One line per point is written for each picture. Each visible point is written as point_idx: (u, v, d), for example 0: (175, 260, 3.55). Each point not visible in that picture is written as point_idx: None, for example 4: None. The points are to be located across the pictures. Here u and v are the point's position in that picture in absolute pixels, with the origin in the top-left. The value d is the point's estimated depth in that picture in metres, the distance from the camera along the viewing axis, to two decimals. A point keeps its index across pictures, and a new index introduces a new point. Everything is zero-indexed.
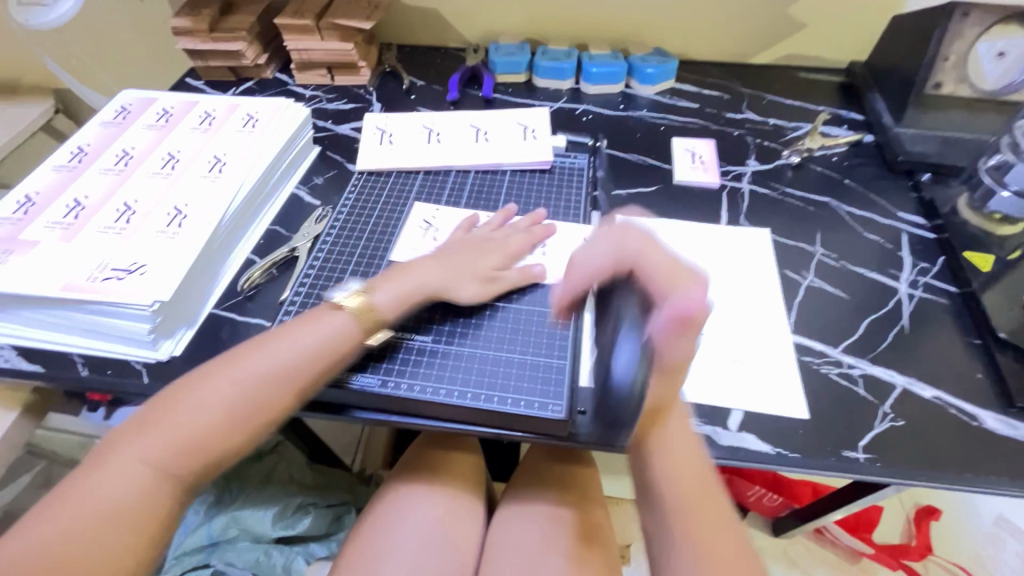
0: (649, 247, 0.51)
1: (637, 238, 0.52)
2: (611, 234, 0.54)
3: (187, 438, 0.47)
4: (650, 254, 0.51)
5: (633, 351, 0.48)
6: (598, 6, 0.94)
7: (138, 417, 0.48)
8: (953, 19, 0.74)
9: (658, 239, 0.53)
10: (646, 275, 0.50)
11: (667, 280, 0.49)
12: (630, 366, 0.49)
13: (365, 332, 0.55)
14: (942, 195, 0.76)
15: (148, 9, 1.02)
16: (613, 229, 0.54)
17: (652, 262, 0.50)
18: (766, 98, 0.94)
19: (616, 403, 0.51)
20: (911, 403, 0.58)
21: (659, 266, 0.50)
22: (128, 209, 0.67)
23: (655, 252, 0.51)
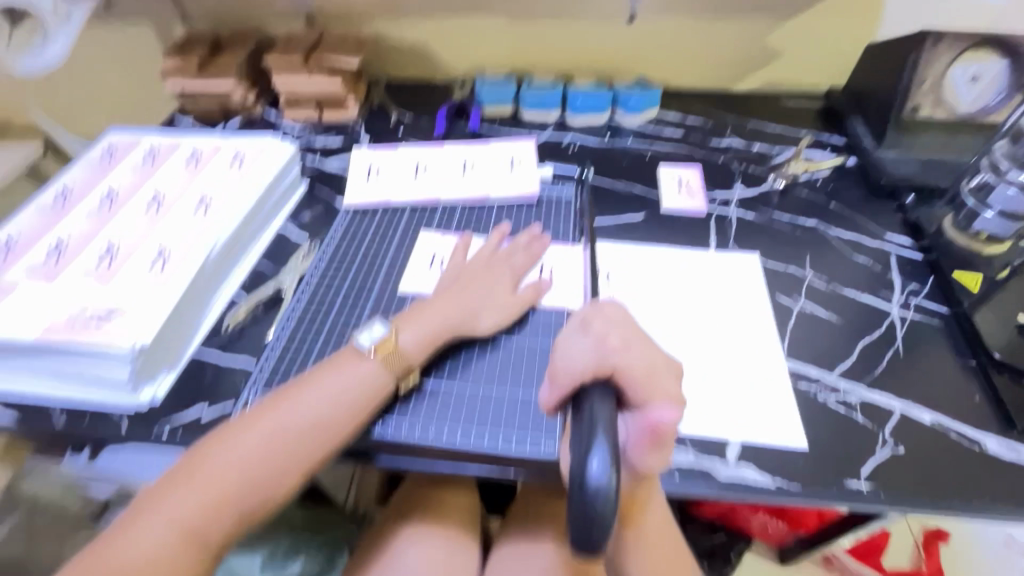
0: (633, 342, 0.41)
1: (621, 331, 0.42)
2: (591, 316, 0.44)
3: (219, 497, 0.45)
4: (632, 351, 0.41)
5: (605, 453, 0.32)
6: (581, 39, 0.97)
7: (170, 472, 0.47)
8: (926, 46, 0.76)
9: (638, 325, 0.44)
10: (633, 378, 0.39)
11: (646, 375, 0.39)
12: (599, 467, 0.32)
13: (395, 376, 0.54)
14: (927, 216, 0.77)
15: (137, 51, 1.05)
16: (592, 311, 0.45)
17: (638, 361, 0.40)
18: (750, 125, 0.95)
19: (583, 514, 0.32)
20: (910, 429, 0.56)
21: (642, 365, 0.40)
22: (111, 251, 0.66)
23: (639, 349, 0.41)
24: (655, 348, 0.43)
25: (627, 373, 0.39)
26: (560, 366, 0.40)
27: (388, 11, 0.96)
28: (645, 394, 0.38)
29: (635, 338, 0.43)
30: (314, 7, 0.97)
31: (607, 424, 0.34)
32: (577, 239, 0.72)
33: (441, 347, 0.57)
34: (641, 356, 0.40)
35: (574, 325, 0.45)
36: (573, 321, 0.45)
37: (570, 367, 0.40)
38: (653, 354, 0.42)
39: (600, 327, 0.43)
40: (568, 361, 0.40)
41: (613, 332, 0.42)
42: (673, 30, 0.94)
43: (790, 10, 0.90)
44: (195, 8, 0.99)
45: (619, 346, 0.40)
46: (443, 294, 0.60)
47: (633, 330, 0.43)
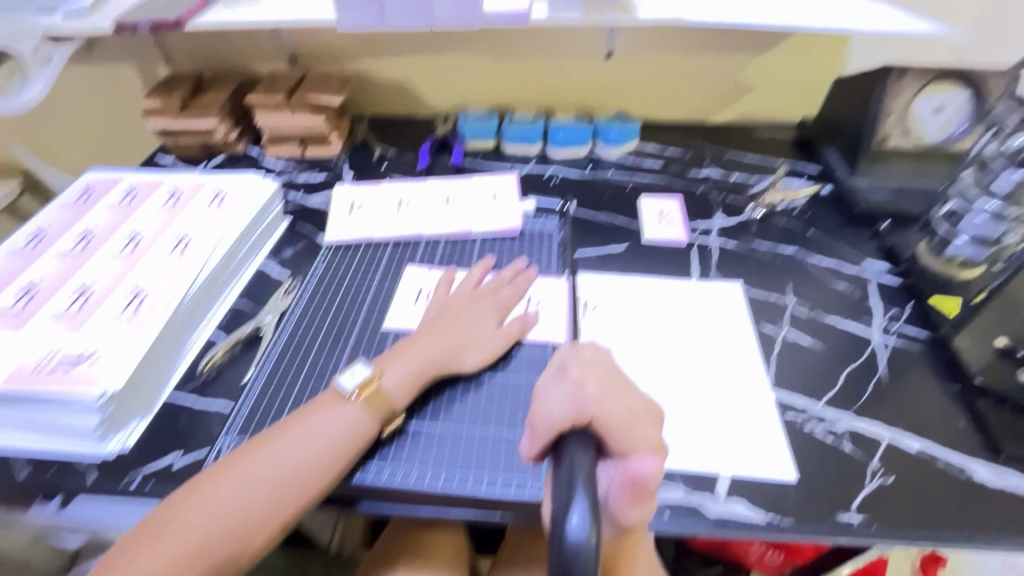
0: (613, 388, 0.40)
1: (599, 377, 0.41)
2: (569, 363, 0.43)
3: (191, 555, 0.42)
4: (612, 398, 0.39)
5: (584, 507, 0.30)
6: (560, 76, 0.99)
7: (140, 528, 0.44)
8: (891, 79, 0.79)
9: (619, 369, 0.43)
10: (613, 427, 0.37)
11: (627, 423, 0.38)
12: (576, 521, 0.30)
13: (379, 421, 0.52)
14: (902, 242, 0.78)
15: (119, 90, 1.05)
16: (571, 358, 0.44)
17: (617, 407, 0.38)
18: (727, 155, 0.98)
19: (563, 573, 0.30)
20: (898, 458, 0.56)
21: (621, 412, 0.38)
22: (84, 293, 0.65)
23: (618, 396, 0.39)
24: (635, 393, 0.41)
25: (607, 421, 0.37)
26: (538, 416, 0.39)
27: (371, 50, 0.98)
28: (625, 442, 0.37)
29: (615, 383, 0.41)
30: (298, 47, 0.98)
31: (586, 475, 0.32)
32: (560, 271, 0.72)
33: (425, 387, 0.56)
34: (620, 403, 0.39)
35: (552, 371, 0.44)
36: (551, 367, 0.44)
37: (548, 415, 0.38)
38: (633, 400, 0.41)
39: (578, 373, 0.41)
40: (546, 410, 0.38)
41: (591, 379, 0.40)
42: (649, 66, 0.97)
43: (760, 46, 0.94)
44: (178, 49, 1.00)
45: (597, 394, 0.38)
46: (427, 332, 0.59)
47: (612, 375, 0.42)
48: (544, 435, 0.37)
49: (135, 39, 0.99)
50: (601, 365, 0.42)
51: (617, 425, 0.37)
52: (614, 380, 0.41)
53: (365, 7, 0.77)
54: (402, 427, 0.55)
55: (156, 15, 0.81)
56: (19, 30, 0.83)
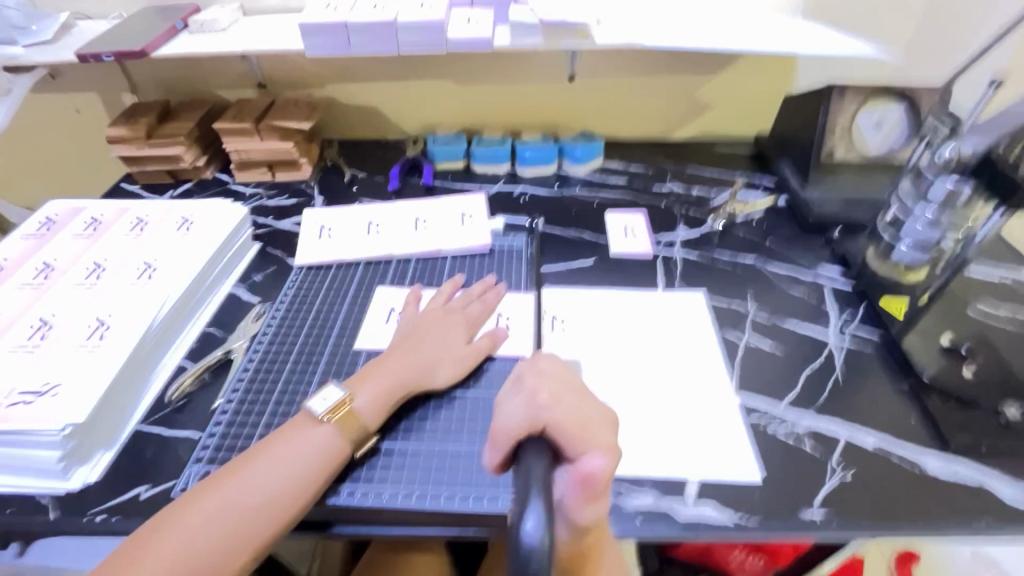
0: (565, 395, 0.41)
1: (554, 387, 0.42)
2: (524, 375, 0.44)
3: None
4: (565, 405, 0.40)
5: (539, 510, 0.30)
6: (526, 98, 1.02)
7: (107, 562, 0.43)
8: (834, 96, 0.84)
9: (573, 380, 0.44)
10: (567, 431, 0.38)
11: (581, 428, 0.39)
12: (532, 524, 0.30)
13: (353, 442, 0.52)
14: (853, 249, 0.82)
15: (82, 119, 1.04)
16: (526, 370, 0.45)
17: (570, 413, 0.39)
18: (688, 171, 1.02)
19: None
20: (856, 454, 0.59)
21: (573, 417, 0.39)
22: (45, 324, 0.63)
23: (571, 402, 0.41)
24: (590, 401, 0.42)
25: (561, 426, 0.38)
26: (496, 425, 0.39)
27: (339, 76, 0.99)
28: (579, 446, 0.37)
29: (569, 392, 0.42)
30: (266, 73, 0.99)
31: (541, 479, 0.33)
32: (529, 287, 0.74)
33: (397, 406, 0.57)
34: (572, 408, 0.40)
35: (509, 384, 0.44)
36: (508, 380, 0.45)
37: (506, 424, 0.39)
38: (587, 407, 0.42)
39: (533, 383, 0.42)
40: (503, 420, 0.39)
41: (545, 387, 0.41)
42: (610, 87, 1.01)
43: (714, 68, 0.99)
44: (144, 78, 1.00)
45: (550, 401, 0.39)
46: (398, 351, 0.59)
47: (567, 384, 0.43)
48: (503, 443, 0.38)
49: (99, 69, 0.98)
50: (555, 375, 0.44)
51: (570, 429, 0.38)
52: (569, 389, 0.43)
53: (332, 36, 0.79)
54: (376, 446, 0.55)
55: (121, 45, 0.81)
56: None
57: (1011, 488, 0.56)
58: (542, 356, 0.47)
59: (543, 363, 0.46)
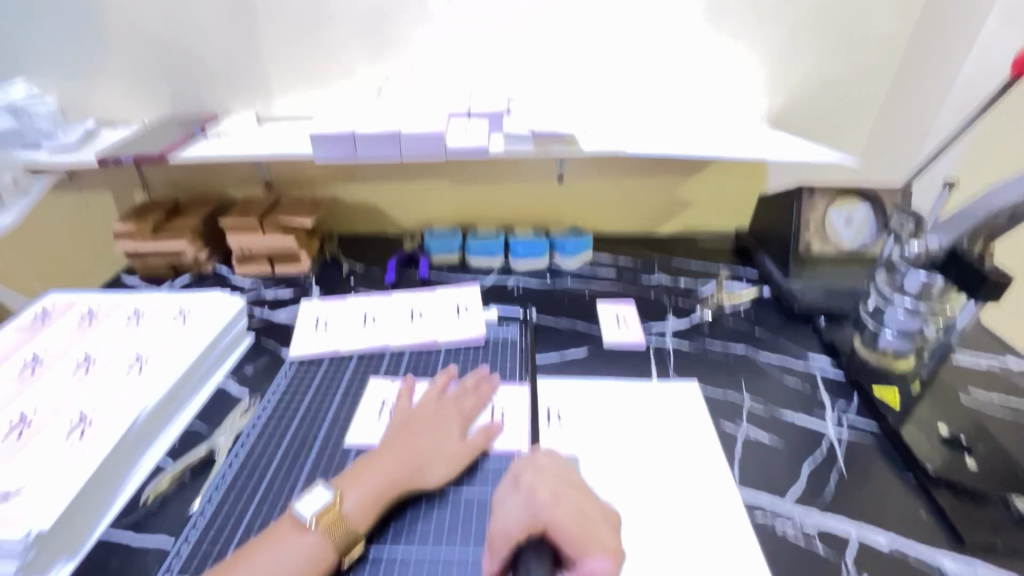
0: (564, 496, 0.40)
1: (552, 484, 0.42)
2: (524, 472, 0.43)
3: None
4: (564, 503, 0.40)
5: None
6: (518, 197, 1.09)
7: None
8: (804, 195, 0.91)
9: (572, 476, 0.43)
10: (566, 533, 0.36)
11: (583, 531, 0.37)
12: None
13: (341, 549, 0.49)
14: (840, 337, 0.84)
15: (92, 213, 1.08)
16: (526, 467, 0.44)
17: (569, 512, 0.38)
18: (674, 263, 1.06)
19: None
20: (869, 556, 0.56)
21: (573, 520, 0.38)
22: (24, 420, 0.61)
23: (570, 501, 0.40)
24: (589, 499, 0.41)
25: (560, 527, 0.37)
26: (497, 530, 0.39)
27: (344, 177, 1.06)
28: (579, 548, 0.36)
29: (569, 490, 0.42)
30: (274, 174, 1.06)
31: None
32: (524, 377, 0.74)
33: (388, 507, 0.54)
34: (572, 508, 0.39)
35: (508, 482, 0.44)
36: (507, 477, 0.44)
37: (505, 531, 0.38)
38: (585, 505, 0.41)
39: (531, 481, 0.42)
40: (502, 523, 0.39)
41: (542, 486, 0.41)
42: (597, 187, 1.08)
43: (692, 170, 1.07)
44: (157, 178, 1.06)
45: (549, 499, 0.39)
46: (392, 446, 0.58)
47: (567, 480, 0.43)
48: (500, 549, 0.37)
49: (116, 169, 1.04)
50: (554, 471, 0.43)
51: (570, 529, 0.37)
52: (568, 485, 0.42)
53: (339, 143, 0.85)
54: (365, 553, 0.51)
55: (140, 150, 0.87)
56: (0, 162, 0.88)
57: None
58: (541, 452, 0.45)
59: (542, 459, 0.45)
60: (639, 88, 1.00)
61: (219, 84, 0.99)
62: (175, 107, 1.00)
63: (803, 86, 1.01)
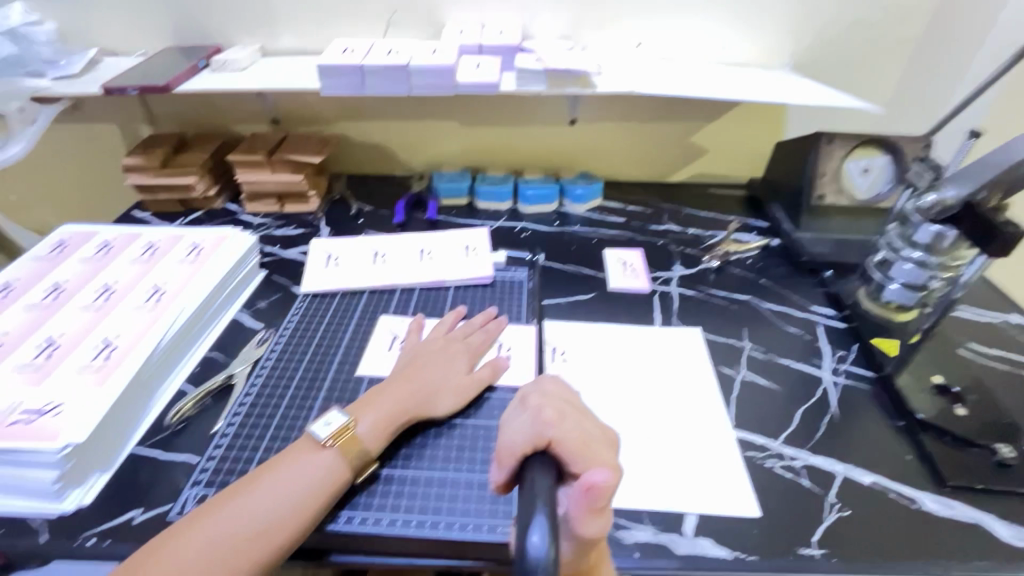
0: (569, 415, 0.42)
1: (557, 405, 0.43)
2: (531, 395, 0.45)
3: None
4: (568, 423, 0.41)
5: (544, 525, 0.31)
6: (529, 139, 1.07)
7: None
8: (822, 143, 0.89)
9: (577, 401, 0.45)
10: (570, 448, 0.38)
11: (585, 448, 0.39)
12: (538, 539, 0.30)
13: (355, 469, 0.52)
14: (845, 289, 0.85)
15: (100, 147, 1.08)
16: (532, 390, 0.46)
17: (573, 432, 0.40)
18: (683, 212, 1.05)
19: None
20: (853, 491, 0.59)
21: (575, 436, 0.39)
22: (51, 344, 0.64)
23: (574, 421, 0.41)
24: (590, 421, 0.43)
25: (565, 443, 0.38)
26: (502, 444, 0.40)
27: (351, 114, 1.04)
28: (584, 464, 0.37)
29: (572, 411, 0.43)
30: (280, 110, 1.04)
31: (546, 496, 0.33)
32: (530, 319, 0.75)
33: (398, 432, 0.57)
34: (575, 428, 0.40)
35: (514, 403, 0.45)
36: (514, 400, 0.46)
37: (511, 444, 0.39)
38: (589, 426, 0.42)
39: (537, 402, 0.44)
40: (508, 439, 0.40)
41: (548, 408, 0.42)
42: (609, 131, 1.06)
43: (708, 116, 1.04)
44: (162, 111, 1.04)
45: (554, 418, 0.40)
46: (401, 377, 0.60)
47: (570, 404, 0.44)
48: (508, 461, 0.38)
49: (120, 101, 1.02)
50: (558, 396, 0.45)
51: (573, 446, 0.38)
52: (572, 409, 0.44)
53: (347, 77, 0.83)
54: (377, 473, 0.55)
55: (145, 80, 0.85)
56: (4, 91, 0.85)
57: (1009, 528, 0.56)
58: (546, 378, 0.47)
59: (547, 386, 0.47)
60: (658, 25, 0.96)
61: (221, 13, 0.95)
62: (176, 36, 0.97)
63: (832, 27, 0.96)
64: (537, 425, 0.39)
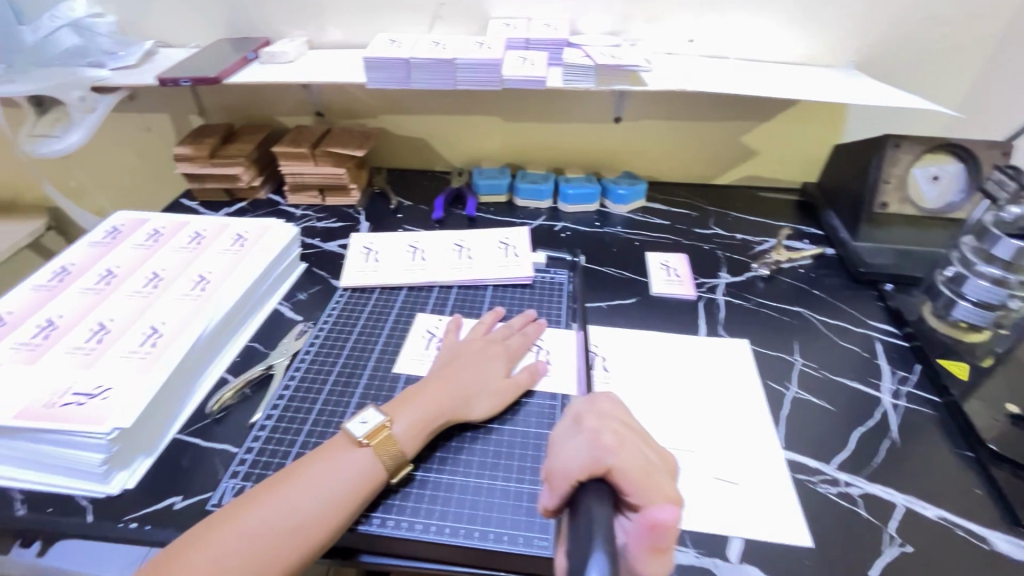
0: (628, 440, 0.42)
1: (614, 429, 0.43)
2: (586, 418, 0.45)
3: None
4: (626, 449, 0.41)
5: (602, 562, 0.30)
6: (572, 137, 1.04)
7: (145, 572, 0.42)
8: (888, 148, 0.83)
9: (633, 425, 0.46)
10: (630, 477, 0.38)
11: (646, 479, 0.38)
12: None
13: (390, 469, 0.51)
14: (907, 304, 0.79)
15: (153, 137, 1.11)
16: (588, 412, 0.46)
17: (632, 459, 0.40)
18: (731, 216, 1.01)
19: None
20: (915, 525, 0.54)
21: (638, 465, 0.39)
22: (102, 328, 0.66)
23: (632, 447, 0.41)
24: (649, 447, 0.43)
25: (624, 471, 0.38)
26: (557, 467, 0.40)
27: (393, 108, 1.04)
28: (642, 494, 0.38)
29: (629, 436, 0.44)
30: (325, 103, 1.04)
31: (604, 528, 0.33)
32: (569, 323, 0.73)
33: (434, 434, 0.56)
34: (634, 455, 0.40)
35: (568, 424, 0.46)
36: (568, 419, 0.46)
37: (568, 468, 0.39)
38: (646, 453, 0.43)
39: (593, 425, 0.44)
40: (564, 461, 0.40)
41: (605, 433, 0.42)
42: (656, 130, 1.02)
43: (762, 116, 0.99)
44: (212, 102, 1.06)
45: (614, 444, 0.40)
46: (438, 378, 0.59)
47: (626, 429, 0.44)
48: (562, 487, 0.38)
49: (173, 92, 1.05)
50: (614, 419, 0.45)
51: (632, 474, 0.38)
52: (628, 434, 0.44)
53: (393, 71, 0.82)
54: (411, 475, 0.54)
55: (197, 72, 0.87)
56: (66, 82, 0.86)
57: None
58: (601, 399, 0.48)
59: (603, 407, 0.47)
60: (713, 20, 0.92)
61: (271, 6, 0.96)
62: (228, 29, 0.99)
63: (904, 23, 0.89)
64: (596, 451, 0.39)
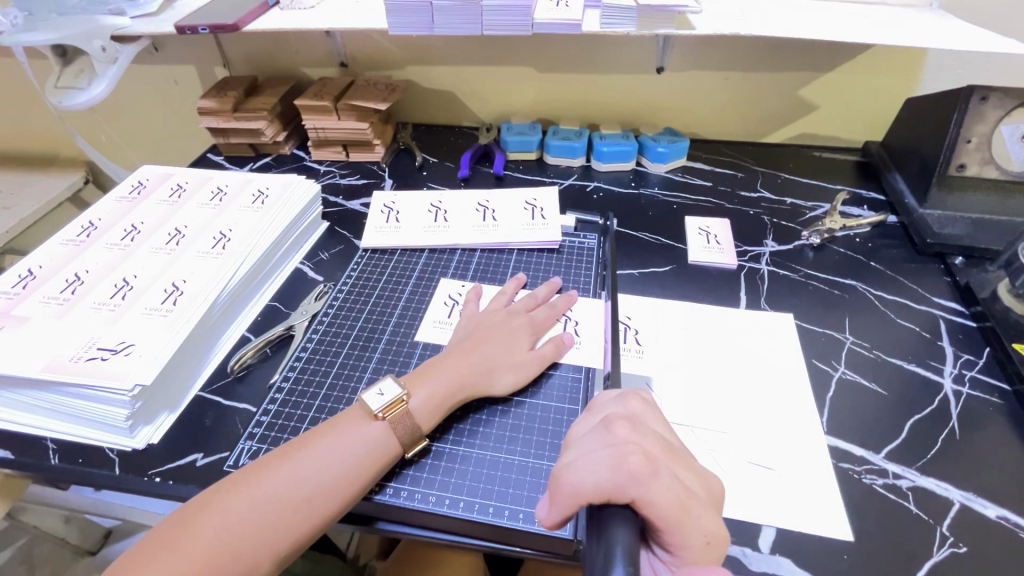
0: (664, 465, 0.37)
1: (649, 447, 0.39)
2: (618, 424, 0.41)
3: (206, 567, 0.40)
4: (662, 476, 0.36)
5: None
6: (609, 89, 0.97)
7: (163, 528, 0.43)
8: (973, 102, 0.72)
9: (673, 442, 0.41)
10: (662, 511, 0.35)
11: (683, 516, 0.36)
12: None
13: (405, 443, 0.50)
14: (979, 280, 0.71)
15: (180, 90, 1.10)
16: (622, 418, 0.42)
17: (669, 490, 0.36)
18: (782, 177, 0.92)
19: None
20: (972, 524, 0.49)
21: (673, 499, 0.36)
22: (126, 284, 0.66)
23: (670, 474, 0.37)
24: (691, 472, 0.39)
25: (656, 505, 0.35)
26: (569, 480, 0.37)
27: (419, 58, 0.98)
28: (676, 532, 0.36)
29: (665, 455, 0.39)
30: (348, 53, 0.99)
31: (626, 551, 0.33)
32: (598, 291, 0.69)
33: (454, 408, 0.54)
34: (670, 484, 0.36)
35: (597, 424, 0.42)
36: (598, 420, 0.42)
37: (581, 485, 0.36)
38: (685, 477, 0.39)
39: (626, 437, 0.39)
40: (576, 475, 0.37)
41: (635, 449, 0.37)
42: (702, 81, 0.93)
43: (824, 65, 0.88)
44: (235, 53, 1.03)
45: (645, 471, 0.36)
46: (458, 351, 0.57)
47: (664, 445, 0.40)
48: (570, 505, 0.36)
49: (196, 41, 1.02)
50: (651, 433, 0.40)
51: (666, 508, 0.35)
52: (666, 453, 0.40)
53: (415, 15, 0.76)
54: (427, 447, 0.52)
55: (216, 19, 0.83)
56: (88, 30, 0.83)
57: None
58: (635, 410, 0.44)
59: (640, 418, 0.43)
60: None
61: None
62: None
63: None
64: (623, 474, 0.35)
